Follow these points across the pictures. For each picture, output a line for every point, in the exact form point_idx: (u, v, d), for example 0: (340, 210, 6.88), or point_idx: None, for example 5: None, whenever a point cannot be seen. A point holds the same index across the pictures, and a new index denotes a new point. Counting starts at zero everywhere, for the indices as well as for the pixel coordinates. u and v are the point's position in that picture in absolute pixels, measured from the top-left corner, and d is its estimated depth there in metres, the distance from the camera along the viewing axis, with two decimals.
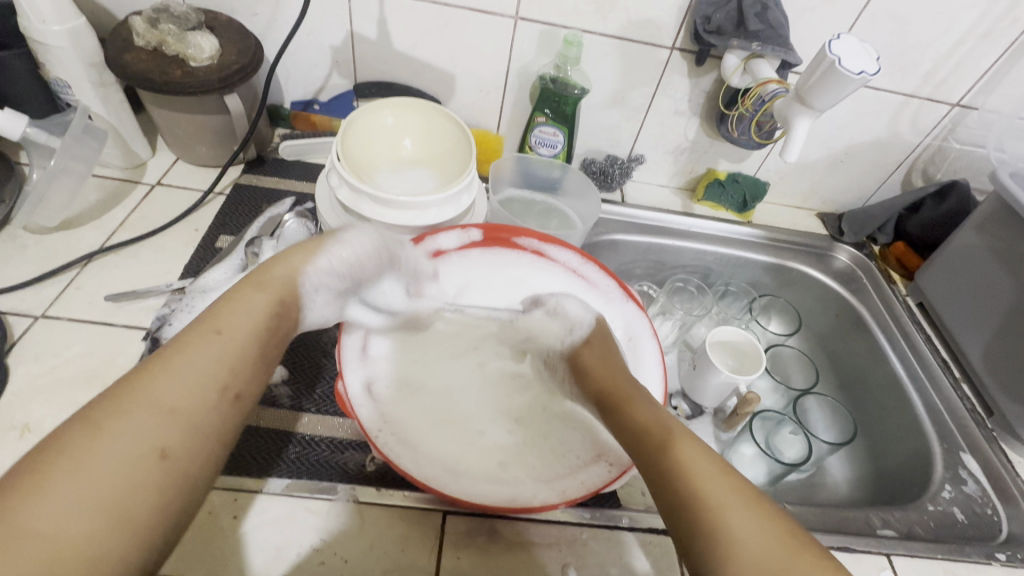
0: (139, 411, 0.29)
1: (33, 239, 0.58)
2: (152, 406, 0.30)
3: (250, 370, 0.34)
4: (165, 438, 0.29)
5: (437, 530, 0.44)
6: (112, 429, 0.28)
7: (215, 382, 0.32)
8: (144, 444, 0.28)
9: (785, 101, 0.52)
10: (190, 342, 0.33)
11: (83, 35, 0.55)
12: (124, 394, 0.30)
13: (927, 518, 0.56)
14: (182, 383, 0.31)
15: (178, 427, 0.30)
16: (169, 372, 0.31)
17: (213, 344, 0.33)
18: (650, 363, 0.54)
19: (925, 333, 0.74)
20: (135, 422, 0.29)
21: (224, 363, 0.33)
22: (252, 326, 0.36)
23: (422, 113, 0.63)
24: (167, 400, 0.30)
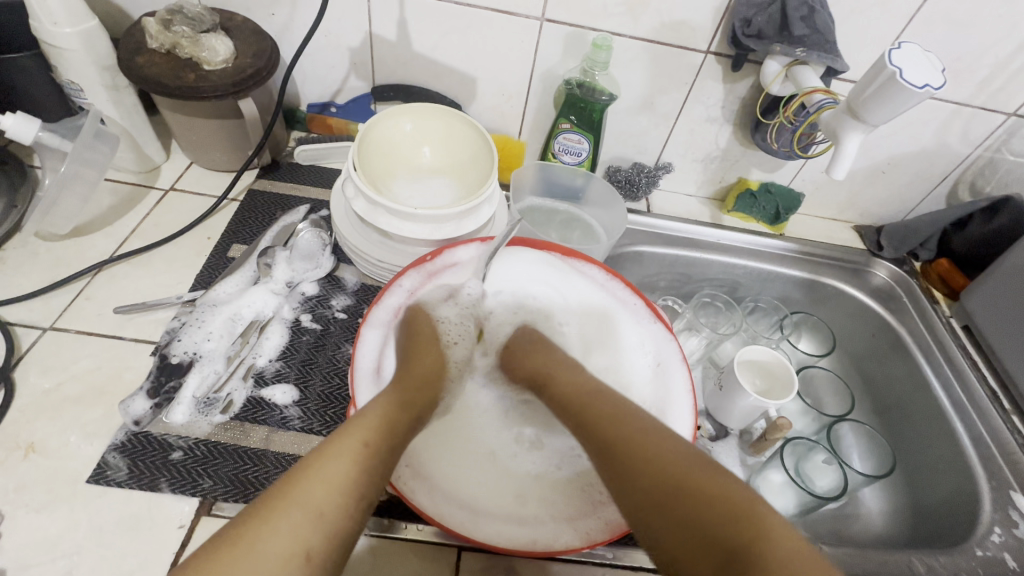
0: (291, 511, 0.30)
1: (44, 246, 0.56)
2: (305, 509, 0.30)
3: (382, 476, 0.34)
4: (312, 541, 0.29)
5: (453, 568, 0.42)
6: (268, 532, 0.29)
7: (355, 487, 0.33)
8: (295, 546, 0.29)
9: (833, 113, 0.48)
10: (335, 445, 0.34)
11: (95, 37, 0.53)
12: (279, 495, 0.31)
13: (975, 564, 0.53)
14: (329, 487, 0.32)
15: (323, 531, 0.30)
16: (316, 477, 0.32)
17: (353, 448, 0.34)
18: (678, 391, 0.51)
19: (971, 358, 0.70)
20: (288, 523, 0.29)
21: (364, 469, 0.33)
22: (386, 429, 0.37)
23: (442, 119, 0.60)
24: (316, 503, 0.31)
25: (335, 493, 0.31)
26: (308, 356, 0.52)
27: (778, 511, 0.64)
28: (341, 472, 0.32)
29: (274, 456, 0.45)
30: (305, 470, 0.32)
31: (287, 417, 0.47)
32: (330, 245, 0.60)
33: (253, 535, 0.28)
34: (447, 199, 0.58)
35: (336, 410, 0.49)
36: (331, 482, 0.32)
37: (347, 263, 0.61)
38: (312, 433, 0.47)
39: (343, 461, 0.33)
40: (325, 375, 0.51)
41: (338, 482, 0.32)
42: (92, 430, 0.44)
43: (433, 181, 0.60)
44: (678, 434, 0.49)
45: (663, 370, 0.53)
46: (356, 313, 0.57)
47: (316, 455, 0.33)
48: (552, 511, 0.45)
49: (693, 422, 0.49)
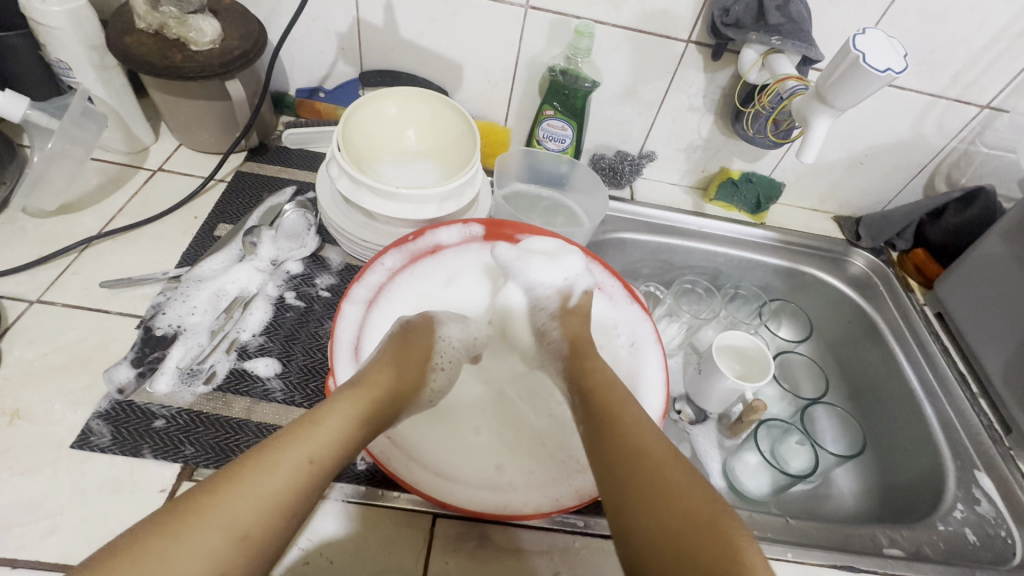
0: (212, 532, 0.28)
1: (32, 222, 0.57)
2: (225, 529, 0.29)
3: (321, 492, 0.33)
4: (228, 564, 0.28)
5: (427, 532, 0.43)
6: (182, 550, 0.27)
7: (287, 507, 0.31)
8: (206, 570, 0.27)
9: (803, 99, 0.49)
10: (273, 458, 0.32)
11: (83, 16, 0.54)
12: (204, 507, 0.29)
13: (937, 539, 0.54)
14: (256, 508, 0.30)
15: (244, 556, 0.29)
16: (241, 496, 0.30)
17: (293, 465, 0.32)
18: (652, 368, 0.53)
19: (942, 344, 0.72)
20: (206, 543, 0.28)
21: (301, 490, 0.31)
22: (337, 443, 0.34)
23: (426, 102, 0.61)
24: (241, 524, 0.29)
25: (264, 514, 0.30)
26: (291, 332, 0.53)
27: (752, 492, 0.65)
28: (274, 491, 0.30)
29: (255, 426, 0.46)
30: (235, 483, 0.30)
31: (269, 389, 0.49)
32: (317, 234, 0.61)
33: (168, 552, 0.27)
34: (430, 181, 0.60)
35: (317, 383, 0.50)
36: (260, 502, 0.30)
37: (332, 244, 0.62)
38: (293, 404, 0.48)
39: (277, 480, 0.31)
40: (306, 350, 0.52)
41: (268, 501, 0.30)
42: (77, 398, 0.45)
43: (417, 163, 0.61)
44: (651, 408, 0.50)
45: (638, 348, 0.55)
46: (339, 291, 0.58)
47: (249, 466, 0.31)
48: (525, 482, 0.46)
49: (665, 397, 0.50)
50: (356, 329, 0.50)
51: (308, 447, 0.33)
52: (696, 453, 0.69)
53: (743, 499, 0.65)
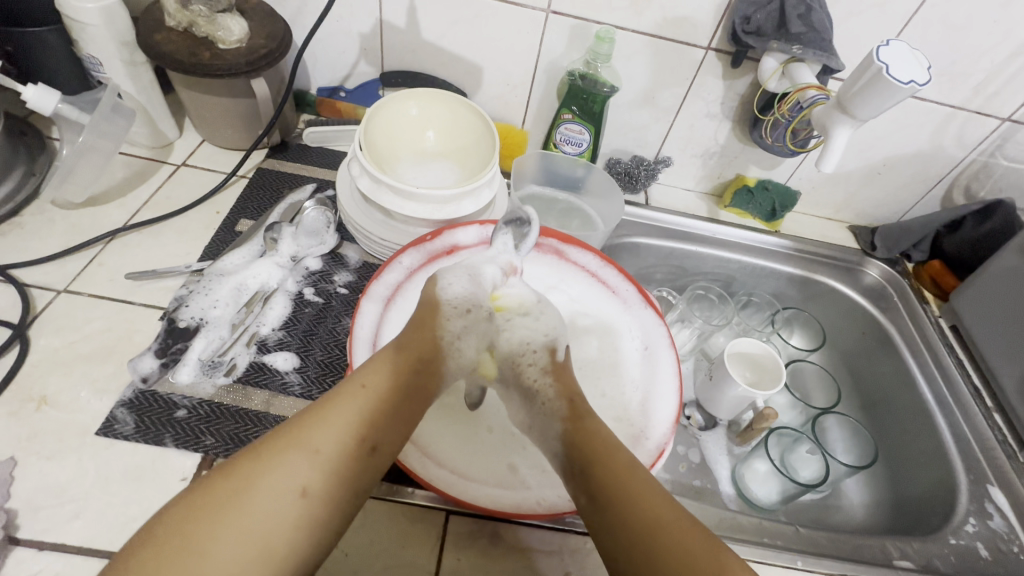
0: (293, 452, 0.31)
1: (60, 213, 0.58)
2: (304, 449, 0.31)
3: (391, 419, 0.35)
4: (311, 481, 0.31)
5: (441, 529, 0.44)
6: (271, 472, 0.30)
7: (357, 429, 0.33)
8: (290, 487, 0.30)
9: (824, 108, 0.49)
10: (338, 396, 0.35)
11: (116, 13, 0.55)
12: (287, 433, 0.32)
13: (948, 552, 0.54)
14: (333, 430, 0.32)
15: (321, 471, 0.31)
16: (317, 422, 0.33)
17: (357, 400, 0.35)
18: (665, 372, 0.53)
19: (957, 356, 0.71)
20: (286, 460, 0.31)
21: (364, 420, 0.34)
22: (387, 380, 0.37)
23: (446, 104, 0.62)
24: (319, 444, 0.32)
25: (338, 434, 0.33)
26: (309, 327, 0.54)
27: (761, 500, 0.65)
28: (342, 419, 0.33)
29: (274, 419, 0.47)
30: (307, 420, 0.33)
31: (287, 382, 0.49)
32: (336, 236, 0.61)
33: (254, 475, 0.30)
34: (448, 181, 0.60)
35: (334, 378, 0.51)
36: (335, 428, 0.33)
37: (350, 242, 0.63)
38: (311, 398, 0.49)
39: (343, 411, 0.34)
40: (324, 346, 0.53)
41: (337, 429, 0.33)
42: (102, 387, 0.46)
43: (436, 164, 0.62)
44: (664, 414, 0.51)
45: (651, 353, 0.55)
46: (357, 289, 0.59)
47: (320, 404, 0.34)
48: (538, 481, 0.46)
49: (678, 402, 0.51)
50: (373, 327, 0.50)
51: (361, 383, 0.36)
52: (706, 460, 0.69)
53: (751, 506, 0.65)
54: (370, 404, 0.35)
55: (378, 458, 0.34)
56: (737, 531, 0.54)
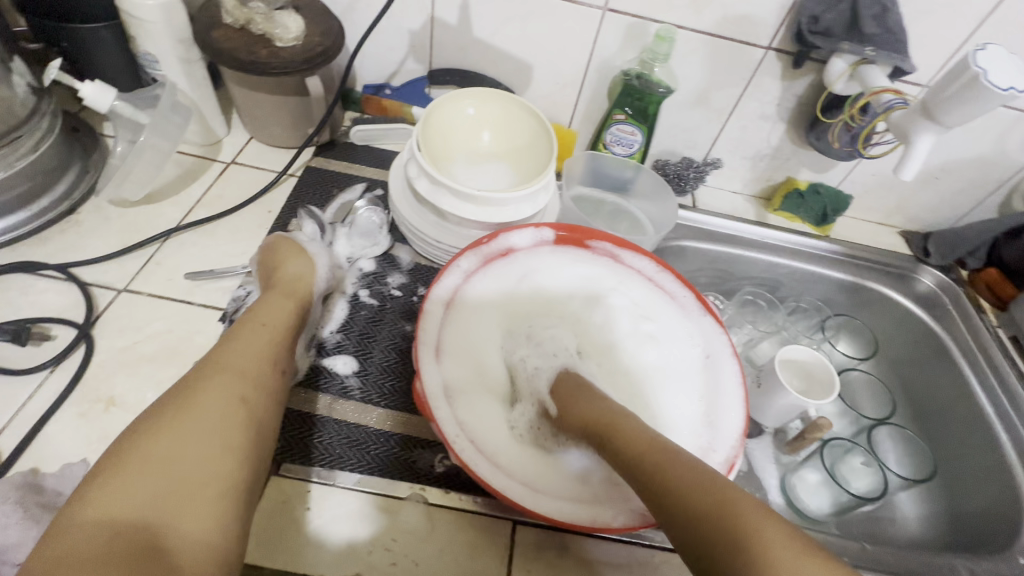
0: (219, 377, 0.38)
1: (116, 211, 0.58)
2: (227, 375, 0.38)
3: (284, 352, 0.43)
4: (246, 389, 0.38)
5: (509, 539, 0.43)
6: (202, 392, 0.36)
7: (266, 357, 0.41)
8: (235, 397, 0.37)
9: (904, 113, 0.48)
10: (239, 331, 0.42)
11: (174, 10, 0.55)
12: (208, 368, 0.38)
13: (1018, 572, 0.52)
14: (241, 359, 0.40)
15: (246, 388, 0.38)
16: (231, 355, 0.40)
17: (255, 333, 0.42)
18: (729, 382, 0.52)
19: (1018, 369, 0.69)
20: (221, 378, 0.38)
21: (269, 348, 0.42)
22: (281, 322, 0.45)
23: (502, 103, 0.60)
24: (235, 370, 0.39)
25: (249, 364, 0.40)
26: (367, 330, 0.54)
27: (812, 510, 0.65)
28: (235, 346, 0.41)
29: (337, 423, 0.47)
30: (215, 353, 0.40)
31: (348, 386, 0.49)
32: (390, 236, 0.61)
33: (199, 392, 0.36)
34: (504, 183, 0.59)
35: (394, 382, 0.51)
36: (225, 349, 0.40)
37: (402, 243, 0.62)
38: (373, 403, 0.49)
39: (243, 340, 0.41)
40: (383, 350, 0.53)
41: (249, 354, 0.41)
42: (167, 389, 0.46)
43: (491, 165, 0.61)
44: (729, 425, 0.50)
45: (713, 361, 0.54)
46: (411, 291, 0.58)
47: (224, 341, 0.41)
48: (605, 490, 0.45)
49: (745, 414, 0.49)
50: (437, 332, 0.50)
51: (257, 324, 0.43)
52: (754, 468, 0.68)
53: (802, 517, 0.64)
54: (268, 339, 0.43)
55: (283, 380, 0.42)
56: None
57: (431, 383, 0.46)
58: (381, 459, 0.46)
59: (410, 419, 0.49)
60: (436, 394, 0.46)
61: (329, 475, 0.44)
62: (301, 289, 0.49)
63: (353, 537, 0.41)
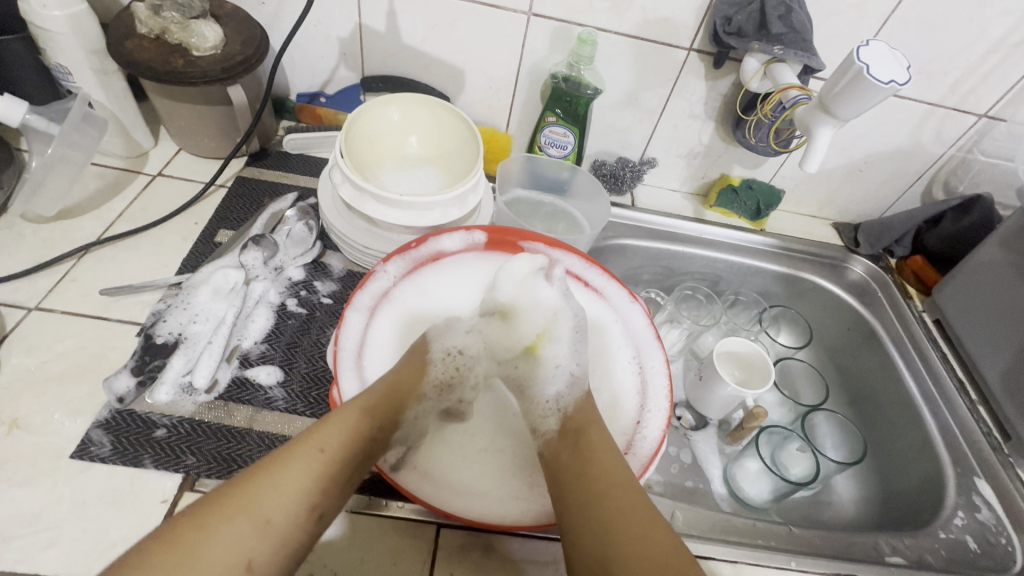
0: (234, 521, 0.30)
1: (30, 227, 0.57)
2: (242, 517, 0.31)
3: (338, 486, 0.35)
4: (254, 553, 0.30)
5: (432, 542, 0.43)
6: (250, 502, 0.31)
7: (274, 509, 0.32)
8: (237, 555, 0.29)
9: (806, 108, 0.50)
10: (283, 457, 0.34)
11: (84, 21, 0.54)
12: (219, 508, 0.31)
13: (938, 546, 0.55)
14: (269, 496, 0.32)
15: (249, 540, 0.30)
16: (266, 489, 0.32)
17: (304, 459, 0.34)
18: (657, 382, 0.53)
19: (940, 350, 0.72)
20: (231, 541, 0.30)
21: (318, 479, 0.34)
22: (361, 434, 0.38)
23: (429, 109, 0.61)
24: (260, 511, 0.31)
25: (269, 502, 0.32)
26: (293, 339, 0.53)
27: (752, 498, 0.65)
28: (291, 484, 0.33)
29: (257, 436, 0.46)
30: (243, 491, 0.32)
31: (272, 397, 0.48)
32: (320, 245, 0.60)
33: (186, 537, 0.29)
34: (433, 188, 0.59)
35: (319, 391, 0.50)
36: (279, 495, 0.32)
37: (334, 250, 0.62)
38: (295, 413, 0.48)
39: (287, 475, 0.33)
40: (309, 358, 0.52)
41: (294, 499, 0.33)
42: (76, 408, 0.45)
43: (419, 170, 0.61)
44: (659, 413, 0.51)
45: (647, 371, 0.54)
46: (341, 298, 0.58)
47: (280, 456, 0.34)
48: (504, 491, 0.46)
49: (668, 407, 0.51)
50: (359, 335, 0.50)
51: (310, 454, 0.35)
52: (697, 460, 0.69)
53: (744, 505, 0.65)
54: (326, 472, 0.35)
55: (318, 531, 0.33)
56: (730, 533, 0.53)
57: (348, 390, 0.47)
58: None
59: None
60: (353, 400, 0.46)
61: None
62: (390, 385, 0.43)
63: None
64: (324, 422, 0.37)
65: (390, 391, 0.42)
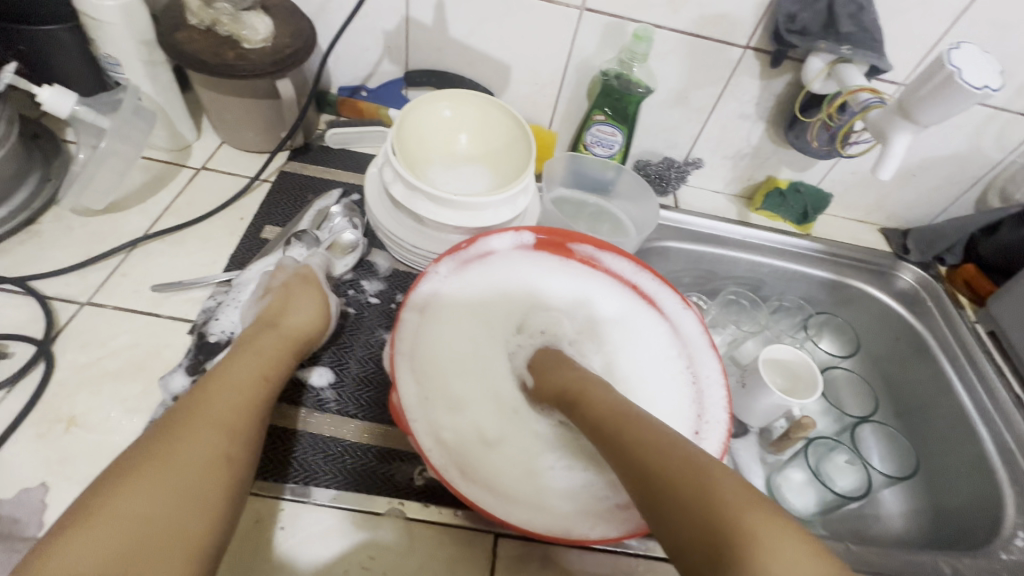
0: (187, 443, 0.33)
1: (79, 220, 0.56)
2: (191, 440, 0.33)
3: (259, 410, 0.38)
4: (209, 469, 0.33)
5: (490, 552, 0.42)
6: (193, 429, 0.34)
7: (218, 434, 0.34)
8: (192, 474, 0.32)
9: (881, 112, 0.48)
10: (191, 416, 0.34)
11: (136, 11, 0.53)
12: (168, 434, 0.33)
13: (1000, 568, 0.53)
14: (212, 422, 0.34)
15: (207, 456, 0.33)
16: (205, 414, 0.35)
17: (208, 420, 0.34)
18: (715, 393, 0.52)
19: (995, 363, 0.70)
20: (159, 509, 0.29)
21: (234, 430, 0.35)
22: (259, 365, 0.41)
23: (480, 105, 0.59)
24: (205, 432, 0.34)
25: (215, 428, 0.34)
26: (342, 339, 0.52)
27: (798, 510, 0.64)
28: (210, 438, 0.34)
29: (312, 438, 0.45)
30: (155, 461, 0.31)
31: (325, 399, 0.48)
32: (364, 243, 0.59)
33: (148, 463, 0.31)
34: (482, 187, 0.58)
35: (371, 394, 0.49)
36: (201, 448, 0.33)
37: (380, 249, 0.61)
38: (348, 415, 0.47)
39: (192, 435, 0.33)
40: (360, 359, 0.51)
41: (210, 458, 0.33)
42: (132, 406, 0.44)
43: (468, 168, 0.60)
44: (719, 425, 0.49)
45: (703, 381, 0.53)
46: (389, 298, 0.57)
47: (202, 386, 0.37)
48: (565, 503, 0.45)
49: (729, 419, 0.50)
50: (411, 342, 0.49)
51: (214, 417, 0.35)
52: (739, 468, 0.68)
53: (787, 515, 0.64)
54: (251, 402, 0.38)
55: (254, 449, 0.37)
56: None
57: (407, 396, 0.45)
58: (362, 474, 0.44)
59: (386, 430, 0.47)
60: (412, 407, 0.45)
61: (305, 494, 0.42)
62: (292, 334, 0.46)
63: (325, 557, 0.40)
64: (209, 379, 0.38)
65: (275, 347, 0.44)
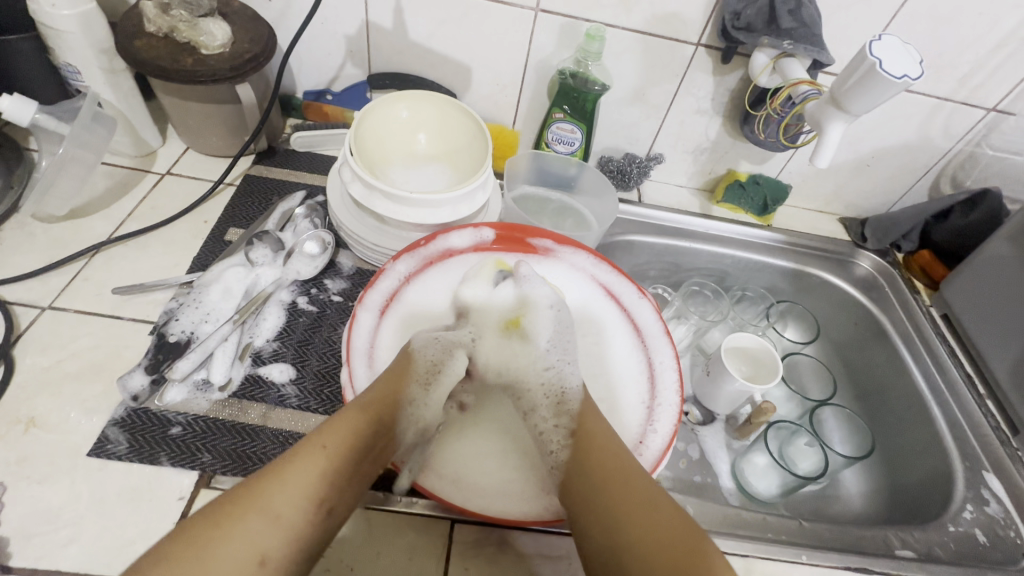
0: (255, 518, 0.31)
1: (41, 227, 0.57)
2: (263, 513, 0.31)
3: (346, 482, 0.35)
4: (270, 546, 0.30)
5: (446, 537, 0.44)
6: (265, 495, 0.32)
7: (291, 511, 0.32)
8: (251, 554, 0.29)
9: (817, 104, 0.50)
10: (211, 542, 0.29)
11: (93, 19, 0.54)
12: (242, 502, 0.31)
13: (948, 540, 0.55)
14: (289, 491, 0.32)
15: (272, 534, 0.30)
16: (285, 479, 0.33)
17: (267, 511, 0.31)
18: (667, 372, 0.54)
19: (948, 345, 0.72)
20: None
21: (312, 496, 0.33)
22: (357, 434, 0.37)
23: (437, 105, 0.61)
24: (277, 508, 0.31)
25: (291, 500, 0.32)
26: (304, 337, 0.53)
27: (760, 492, 0.65)
28: (279, 507, 0.31)
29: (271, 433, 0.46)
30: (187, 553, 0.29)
31: (284, 395, 0.48)
32: (332, 245, 0.60)
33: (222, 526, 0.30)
34: (442, 185, 0.59)
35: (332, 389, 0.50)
36: (268, 520, 0.31)
37: (345, 249, 0.62)
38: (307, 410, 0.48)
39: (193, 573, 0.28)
40: (321, 355, 0.52)
41: None
42: (92, 406, 0.45)
43: (428, 167, 0.61)
44: (671, 406, 0.51)
45: (656, 367, 0.55)
46: (351, 296, 0.58)
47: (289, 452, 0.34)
48: (524, 489, 0.46)
49: (679, 401, 0.51)
50: (370, 337, 0.50)
51: (276, 507, 0.31)
52: (705, 455, 0.68)
53: (751, 500, 0.64)
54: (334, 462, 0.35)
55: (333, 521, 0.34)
56: (744, 527, 0.53)
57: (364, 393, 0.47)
58: None
59: None
60: None
61: None
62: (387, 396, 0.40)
63: None
64: (256, 490, 0.32)
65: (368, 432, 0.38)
